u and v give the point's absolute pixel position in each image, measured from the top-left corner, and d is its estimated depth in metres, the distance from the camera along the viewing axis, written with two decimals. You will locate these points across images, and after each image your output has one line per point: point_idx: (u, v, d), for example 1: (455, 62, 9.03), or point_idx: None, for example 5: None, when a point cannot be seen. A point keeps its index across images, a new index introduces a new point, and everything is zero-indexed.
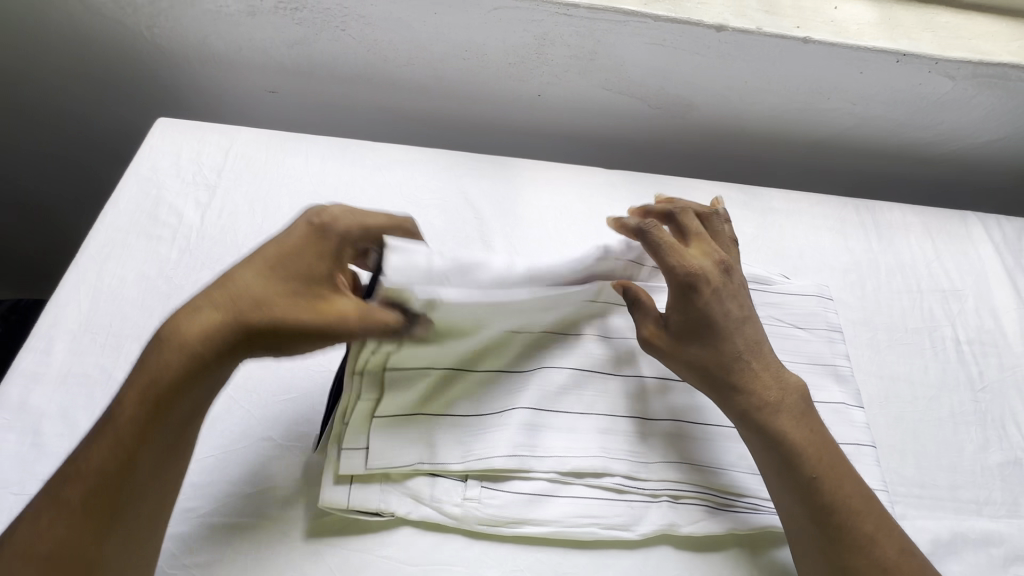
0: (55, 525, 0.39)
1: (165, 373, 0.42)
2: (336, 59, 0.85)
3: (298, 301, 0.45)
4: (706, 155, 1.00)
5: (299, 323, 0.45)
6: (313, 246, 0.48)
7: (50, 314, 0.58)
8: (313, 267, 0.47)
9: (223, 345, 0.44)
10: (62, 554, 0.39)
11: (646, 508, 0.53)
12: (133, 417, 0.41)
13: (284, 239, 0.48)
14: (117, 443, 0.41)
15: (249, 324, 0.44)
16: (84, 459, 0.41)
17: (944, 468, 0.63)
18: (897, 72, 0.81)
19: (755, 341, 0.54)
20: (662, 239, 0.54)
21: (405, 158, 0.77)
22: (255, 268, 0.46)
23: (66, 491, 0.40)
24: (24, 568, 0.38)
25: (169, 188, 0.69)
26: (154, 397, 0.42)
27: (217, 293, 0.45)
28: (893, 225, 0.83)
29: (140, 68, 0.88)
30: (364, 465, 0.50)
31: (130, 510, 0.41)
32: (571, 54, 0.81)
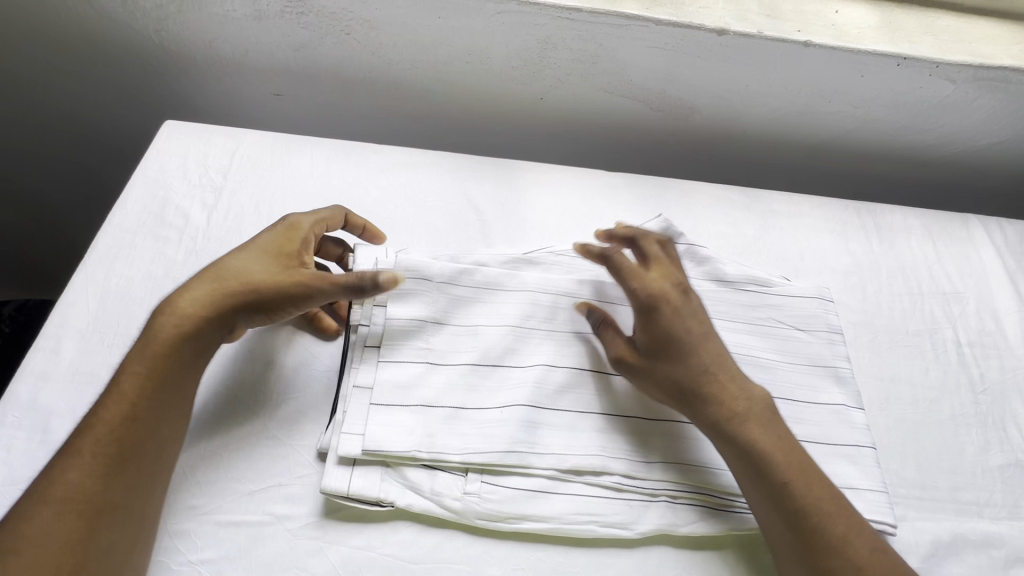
0: (69, 472, 0.44)
1: (162, 338, 0.50)
2: (341, 63, 0.86)
3: (273, 271, 0.53)
4: (708, 157, 1.00)
5: (276, 287, 0.53)
6: (283, 233, 0.57)
7: (59, 314, 0.59)
8: (284, 247, 0.56)
9: (213, 311, 0.52)
10: (74, 497, 0.43)
11: (646, 507, 0.53)
12: (136, 377, 0.48)
13: (260, 234, 0.57)
14: (124, 400, 0.47)
15: (235, 293, 0.52)
16: (94, 416, 0.47)
17: (944, 469, 0.64)
18: (898, 76, 0.81)
19: (717, 353, 0.55)
20: (623, 264, 0.58)
21: (409, 161, 0.78)
22: (238, 253, 0.55)
23: (79, 443, 0.46)
24: (40, 511, 0.43)
25: (176, 190, 0.70)
26: (155, 358, 0.49)
27: (207, 274, 0.54)
28: (894, 227, 0.83)
29: (147, 71, 0.89)
30: (362, 448, 0.51)
31: (132, 460, 0.46)
32: (574, 58, 0.82)
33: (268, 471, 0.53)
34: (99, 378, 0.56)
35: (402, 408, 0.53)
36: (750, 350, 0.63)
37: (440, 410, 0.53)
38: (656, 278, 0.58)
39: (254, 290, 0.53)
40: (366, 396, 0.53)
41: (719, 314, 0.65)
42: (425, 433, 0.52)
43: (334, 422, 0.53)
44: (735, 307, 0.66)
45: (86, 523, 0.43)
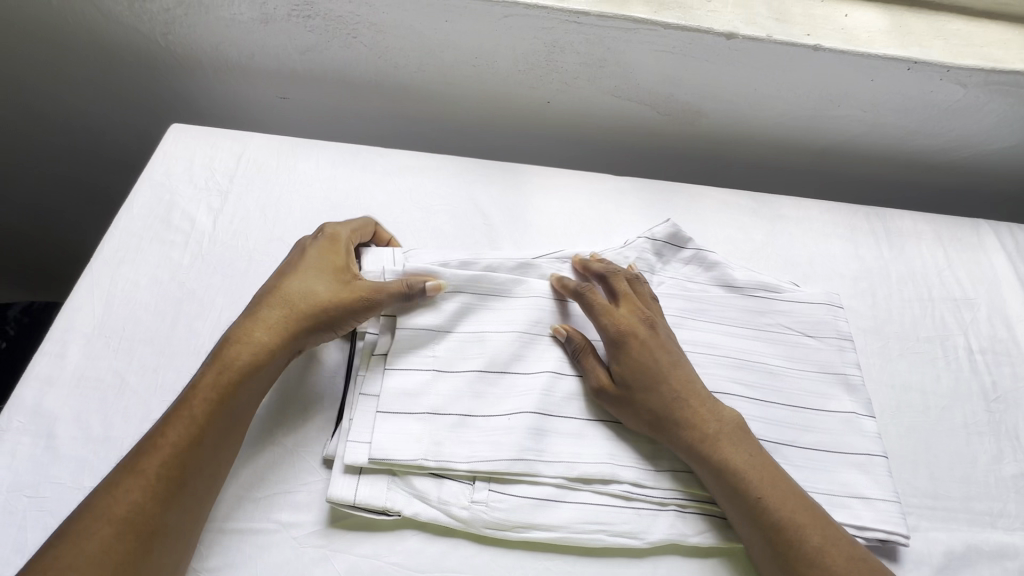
0: (131, 490, 0.43)
1: (234, 362, 0.50)
2: (347, 66, 0.86)
3: (333, 288, 0.54)
4: (715, 161, 1.00)
5: (340, 304, 0.54)
6: (331, 249, 0.57)
7: (64, 319, 0.59)
8: (335, 262, 0.56)
9: (280, 334, 0.52)
10: (135, 517, 0.43)
11: (655, 517, 0.52)
12: (205, 400, 0.48)
13: (304, 251, 0.58)
14: (192, 422, 0.47)
15: (301, 315, 0.53)
16: (160, 435, 0.46)
17: (957, 478, 0.63)
18: (909, 80, 0.81)
19: (687, 381, 0.55)
20: (594, 300, 0.57)
21: (415, 164, 0.78)
22: (292, 273, 0.56)
23: (144, 462, 0.45)
24: (100, 529, 0.42)
25: (182, 194, 0.70)
26: (225, 382, 0.49)
27: (269, 299, 0.54)
28: (904, 233, 0.83)
29: (153, 74, 0.89)
30: (369, 457, 0.50)
31: (195, 484, 0.46)
32: (581, 62, 0.81)
33: (274, 479, 0.52)
34: (105, 383, 0.56)
35: (408, 415, 0.52)
36: (759, 357, 0.63)
37: (447, 417, 0.53)
38: (627, 313, 0.57)
39: (319, 309, 0.53)
40: (372, 403, 0.53)
41: (727, 320, 0.64)
42: (431, 440, 0.51)
43: (341, 429, 0.52)
44: (744, 313, 0.65)
45: (144, 544, 0.42)
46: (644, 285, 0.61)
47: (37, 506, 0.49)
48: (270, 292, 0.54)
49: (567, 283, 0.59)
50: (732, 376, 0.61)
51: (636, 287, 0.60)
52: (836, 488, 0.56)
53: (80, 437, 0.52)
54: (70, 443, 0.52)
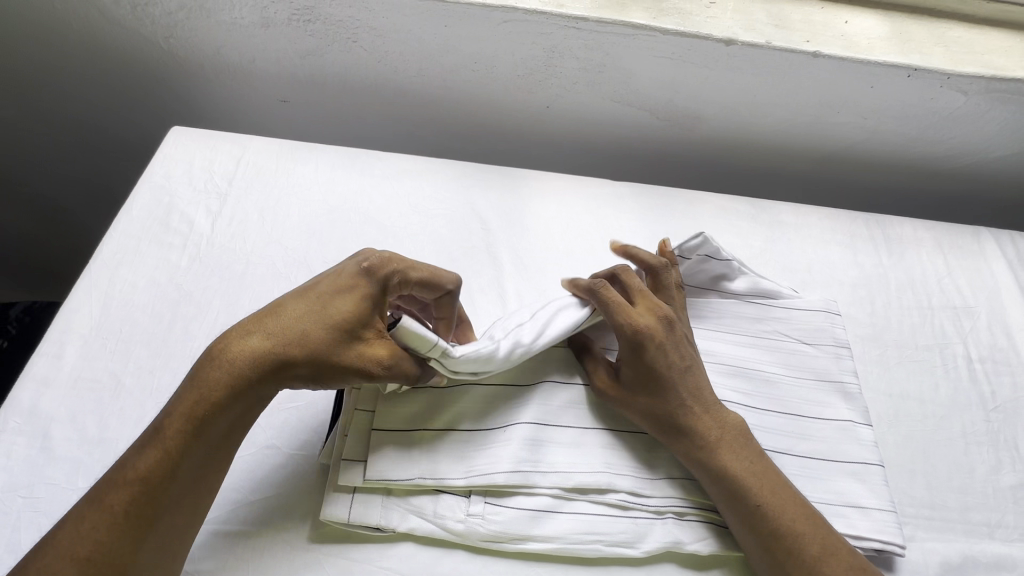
0: (97, 527, 0.42)
1: (210, 394, 0.45)
2: (347, 70, 0.86)
3: (337, 344, 0.46)
4: (714, 166, 1.00)
5: (338, 366, 0.46)
6: (358, 292, 0.48)
7: (62, 320, 0.59)
8: (355, 312, 0.47)
9: (266, 374, 0.46)
10: (101, 558, 0.41)
11: (651, 526, 0.52)
12: (177, 433, 0.45)
13: (337, 277, 0.49)
14: (164, 457, 0.44)
15: (293, 362, 0.46)
16: (131, 467, 0.44)
17: (956, 489, 0.62)
18: (909, 87, 0.80)
19: (696, 385, 0.54)
20: (611, 298, 0.53)
21: (413, 169, 0.78)
22: (305, 302, 0.48)
23: (111, 497, 0.43)
24: (64, 568, 0.41)
25: (181, 196, 0.70)
26: (198, 417, 0.45)
27: (268, 328, 0.47)
28: (904, 239, 0.82)
29: (155, 77, 0.90)
30: (364, 477, 0.50)
31: (165, 522, 0.44)
32: (580, 67, 0.81)
33: (274, 482, 0.53)
34: (101, 385, 0.56)
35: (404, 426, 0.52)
36: (756, 365, 0.62)
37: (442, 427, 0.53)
38: (643, 312, 0.55)
39: (313, 362, 0.46)
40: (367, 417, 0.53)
41: (725, 328, 0.64)
42: (427, 451, 0.51)
43: (336, 442, 0.52)
44: (741, 320, 0.65)
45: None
46: (663, 277, 0.59)
47: (31, 506, 0.49)
48: (274, 313, 0.47)
49: (584, 289, 0.55)
50: (729, 385, 0.61)
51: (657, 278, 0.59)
52: (833, 498, 0.56)
53: (76, 439, 0.52)
54: (66, 445, 0.52)
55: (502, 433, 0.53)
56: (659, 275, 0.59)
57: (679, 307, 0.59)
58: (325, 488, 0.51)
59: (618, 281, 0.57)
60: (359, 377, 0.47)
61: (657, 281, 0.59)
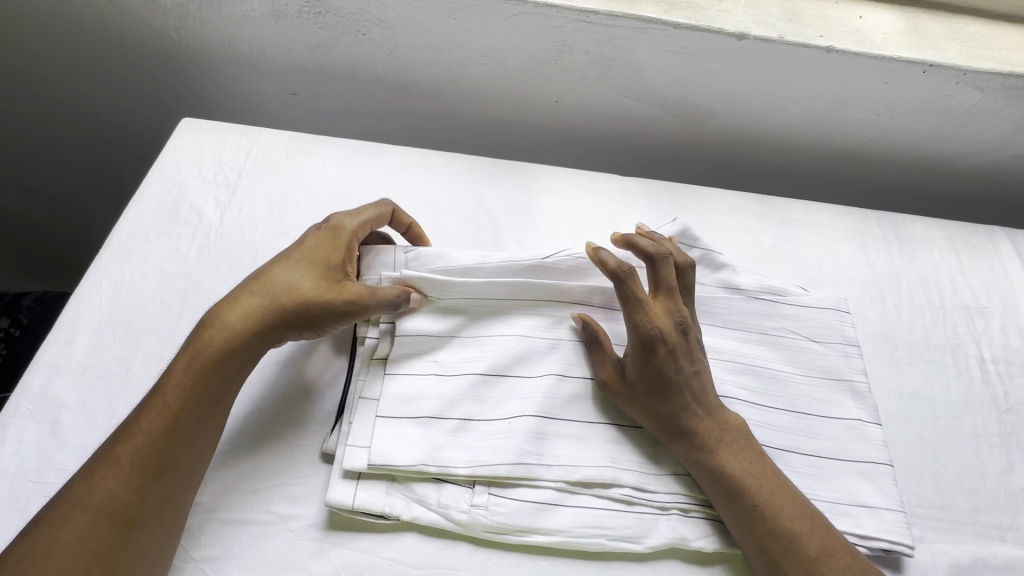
0: (106, 479, 0.44)
1: (207, 347, 0.50)
2: (357, 63, 0.86)
3: (318, 285, 0.53)
4: (724, 162, 0.99)
5: (323, 302, 0.52)
6: (327, 244, 0.56)
7: (73, 308, 0.60)
8: (328, 259, 0.55)
9: (260, 326, 0.51)
10: (109, 506, 0.43)
11: (656, 521, 0.52)
12: (179, 387, 0.48)
13: (306, 239, 0.57)
14: (166, 411, 0.47)
15: (283, 309, 0.52)
16: (136, 422, 0.47)
17: (965, 490, 0.61)
18: (923, 83, 0.79)
19: (700, 386, 0.54)
20: (635, 292, 0.53)
21: (422, 162, 0.78)
22: (283, 263, 0.55)
23: (118, 451, 0.45)
24: (75, 519, 0.43)
25: (191, 187, 0.71)
26: (198, 368, 0.49)
27: (253, 286, 0.53)
28: (916, 237, 0.81)
29: (167, 69, 0.90)
30: (368, 462, 0.50)
31: (169, 472, 0.46)
32: (590, 61, 0.81)
33: (275, 470, 0.53)
34: (111, 373, 0.56)
35: (407, 419, 0.52)
36: (763, 362, 0.62)
37: (446, 420, 0.52)
38: (662, 314, 0.54)
39: (301, 304, 0.52)
40: (372, 407, 0.53)
41: (732, 325, 0.64)
42: (430, 443, 0.51)
43: (341, 429, 0.53)
44: (749, 316, 0.64)
45: (119, 532, 0.43)
46: (686, 275, 0.58)
47: (41, 491, 0.49)
48: (257, 277, 0.54)
49: (609, 262, 0.53)
50: (736, 381, 0.60)
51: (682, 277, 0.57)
52: (840, 496, 0.55)
53: (85, 425, 0.53)
54: (75, 430, 0.52)
55: (506, 426, 0.52)
56: (683, 274, 0.58)
57: (693, 312, 0.59)
58: (332, 471, 0.51)
59: (653, 267, 0.55)
60: (346, 311, 0.53)
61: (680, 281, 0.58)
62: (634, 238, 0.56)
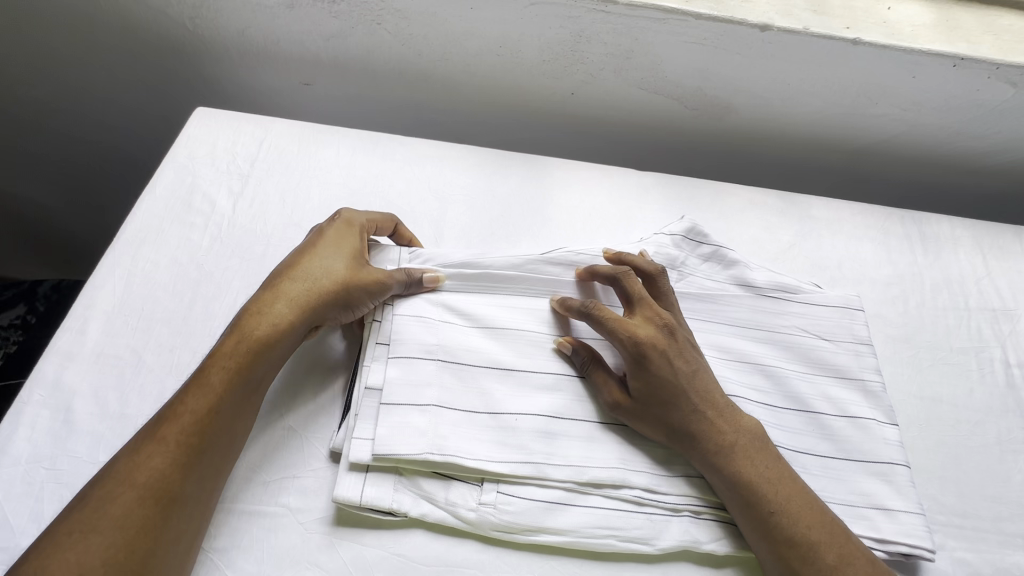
0: (152, 457, 0.44)
1: (254, 332, 0.50)
2: (371, 53, 0.85)
3: (354, 267, 0.55)
4: (741, 157, 0.97)
5: (362, 280, 0.54)
6: (347, 232, 0.58)
7: (86, 296, 0.60)
8: (353, 245, 0.57)
9: (304, 312, 0.53)
10: (155, 483, 0.43)
11: (667, 523, 0.51)
12: (223, 369, 0.48)
13: (323, 231, 0.58)
14: (212, 392, 0.47)
15: (325, 295, 0.53)
16: (180, 403, 0.47)
17: (989, 497, 0.60)
18: (953, 77, 0.76)
19: (705, 388, 0.53)
20: (604, 313, 0.54)
21: (436, 154, 0.77)
22: (309, 252, 0.56)
23: (164, 430, 0.45)
24: (122, 495, 0.42)
25: (204, 177, 0.70)
26: (243, 352, 0.49)
27: (289, 275, 0.54)
28: (941, 236, 0.79)
29: (182, 58, 0.90)
30: (371, 456, 0.49)
31: (211, 452, 0.46)
32: (608, 52, 0.79)
33: (285, 464, 0.52)
34: (123, 361, 0.56)
35: (413, 408, 0.51)
36: (778, 363, 0.60)
37: (453, 414, 0.52)
38: (641, 323, 0.54)
39: (341, 285, 0.54)
40: (375, 397, 0.52)
41: (744, 322, 0.62)
42: (436, 433, 0.50)
43: (347, 424, 0.52)
44: (762, 315, 0.63)
45: (163, 510, 0.43)
46: (662, 281, 0.58)
47: (54, 478, 0.49)
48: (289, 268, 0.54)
49: (572, 304, 0.55)
50: (748, 382, 0.59)
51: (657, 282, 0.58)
52: (857, 500, 0.54)
53: (97, 413, 0.53)
54: (87, 419, 0.53)
55: (515, 423, 0.52)
56: (657, 280, 0.58)
57: (678, 314, 0.58)
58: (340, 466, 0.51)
59: (618, 284, 0.56)
60: (384, 289, 0.55)
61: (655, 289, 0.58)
62: (593, 266, 0.58)
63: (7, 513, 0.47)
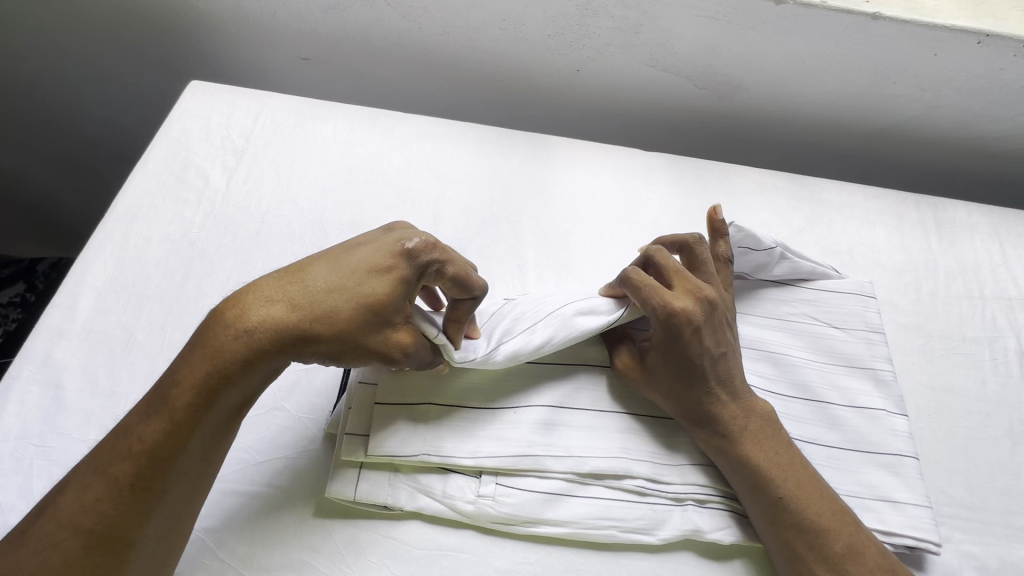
0: (101, 499, 0.38)
1: (225, 367, 0.40)
2: (370, 27, 0.83)
3: (365, 326, 0.41)
4: (750, 138, 0.94)
5: (365, 350, 0.42)
6: (395, 273, 0.42)
7: (76, 272, 0.59)
8: (391, 294, 0.42)
9: (285, 350, 0.41)
10: (106, 530, 0.38)
11: (669, 513, 0.50)
12: (187, 405, 0.40)
13: (374, 252, 0.43)
14: (171, 428, 0.40)
15: (316, 339, 0.41)
16: (136, 438, 0.39)
17: (999, 490, 0.58)
18: (976, 56, 0.73)
19: (728, 370, 0.51)
20: (642, 279, 0.50)
21: (434, 131, 0.75)
22: (334, 273, 0.42)
23: (115, 467, 0.39)
24: (67, 540, 0.37)
25: (198, 152, 0.69)
26: (210, 385, 0.40)
27: (295, 291, 0.42)
28: (957, 222, 0.76)
29: (177, 30, 0.87)
30: (366, 452, 0.48)
31: (171, 495, 0.40)
32: (615, 27, 0.76)
33: (277, 444, 0.51)
34: (113, 339, 0.55)
35: (409, 400, 0.50)
36: (785, 351, 0.59)
37: (450, 403, 0.50)
38: (680, 295, 0.50)
39: (338, 341, 0.41)
40: (370, 391, 0.50)
41: (750, 310, 0.60)
42: (432, 430, 0.49)
43: (341, 414, 0.51)
44: (769, 302, 0.61)
45: (115, 557, 0.38)
46: (697, 251, 0.54)
47: (43, 456, 0.49)
48: (301, 282, 0.42)
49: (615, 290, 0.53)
50: (754, 370, 0.57)
51: (697, 254, 0.53)
52: (864, 491, 0.53)
53: (87, 392, 0.52)
54: (77, 396, 0.52)
55: (513, 411, 0.51)
56: (692, 249, 0.54)
57: (719, 286, 0.54)
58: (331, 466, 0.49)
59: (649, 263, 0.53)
60: (381, 362, 0.43)
61: (693, 258, 0.54)
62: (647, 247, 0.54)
63: None
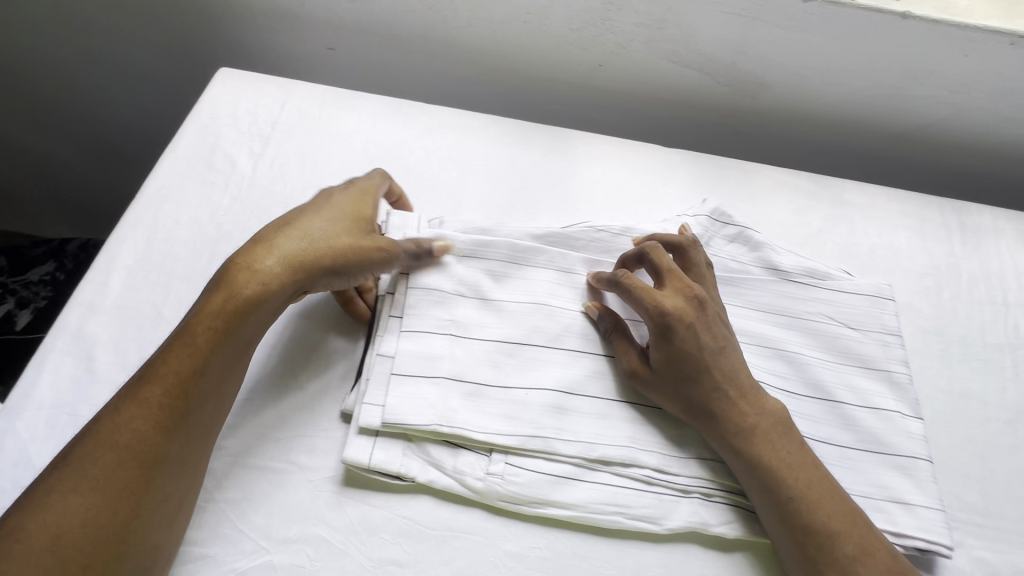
0: (135, 419, 0.44)
1: (242, 290, 0.48)
2: (396, 18, 0.84)
3: (356, 236, 0.53)
4: (773, 136, 0.93)
5: (365, 253, 0.52)
6: (359, 199, 0.56)
7: (109, 250, 0.61)
8: (363, 213, 0.55)
9: (298, 270, 0.50)
10: (137, 446, 0.43)
11: (676, 503, 0.50)
12: (210, 329, 0.47)
13: (331, 193, 0.57)
14: (196, 353, 0.46)
15: (322, 255, 0.51)
16: (161, 363, 0.46)
17: (1014, 498, 0.57)
18: (1008, 58, 0.72)
19: (732, 366, 0.52)
20: (635, 284, 0.52)
21: (457, 121, 0.75)
22: (313, 211, 0.54)
23: (145, 392, 0.45)
24: (103, 456, 0.42)
25: (226, 137, 0.70)
26: (230, 311, 0.47)
27: (287, 230, 0.51)
28: (984, 227, 0.75)
29: (208, 20, 0.89)
30: (381, 420, 0.49)
31: (197, 414, 0.45)
32: (639, 22, 0.77)
33: (295, 423, 0.53)
34: (142, 315, 0.57)
35: (425, 381, 0.51)
36: (799, 350, 0.58)
37: (463, 384, 0.51)
38: (670, 294, 0.52)
39: (340, 252, 0.51)
40: (388, 363, 0.52)
41: (765, 307, 0.60)
42: (445, 404, 0.50)
43: (359, 388, 0.52)
44: (785, 300, 0.61)
45: (145, 473, 0.43)
46: (687, 253, 0.56)
47: (75, 424, 0.51)
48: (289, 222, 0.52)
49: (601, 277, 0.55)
50: (765, 367, 0.57)
51: (690, 254, 0.56)
52: (875, 491, 0.52)
53: (117, 363, 0.54)
54: (107, 368, 0.54)
55: (525, 397, 0.52)
56: (686, 251, 0.57)
57: (711, 288, 0.56)
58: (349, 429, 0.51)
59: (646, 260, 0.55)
60: (379, 263, 0.53)
61: (683, 259, 0.57)
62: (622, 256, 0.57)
63: (31, 453, 0.49)
